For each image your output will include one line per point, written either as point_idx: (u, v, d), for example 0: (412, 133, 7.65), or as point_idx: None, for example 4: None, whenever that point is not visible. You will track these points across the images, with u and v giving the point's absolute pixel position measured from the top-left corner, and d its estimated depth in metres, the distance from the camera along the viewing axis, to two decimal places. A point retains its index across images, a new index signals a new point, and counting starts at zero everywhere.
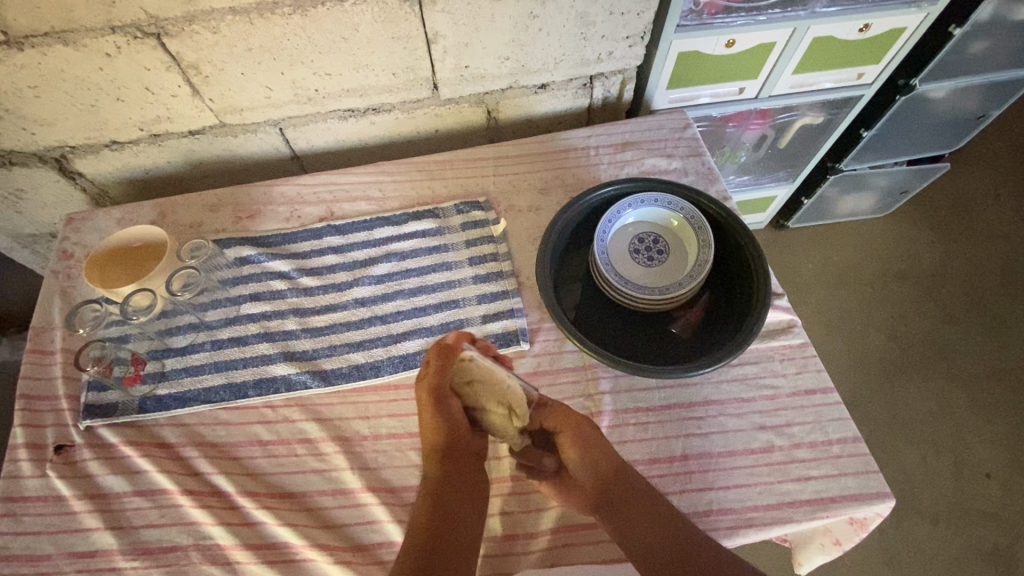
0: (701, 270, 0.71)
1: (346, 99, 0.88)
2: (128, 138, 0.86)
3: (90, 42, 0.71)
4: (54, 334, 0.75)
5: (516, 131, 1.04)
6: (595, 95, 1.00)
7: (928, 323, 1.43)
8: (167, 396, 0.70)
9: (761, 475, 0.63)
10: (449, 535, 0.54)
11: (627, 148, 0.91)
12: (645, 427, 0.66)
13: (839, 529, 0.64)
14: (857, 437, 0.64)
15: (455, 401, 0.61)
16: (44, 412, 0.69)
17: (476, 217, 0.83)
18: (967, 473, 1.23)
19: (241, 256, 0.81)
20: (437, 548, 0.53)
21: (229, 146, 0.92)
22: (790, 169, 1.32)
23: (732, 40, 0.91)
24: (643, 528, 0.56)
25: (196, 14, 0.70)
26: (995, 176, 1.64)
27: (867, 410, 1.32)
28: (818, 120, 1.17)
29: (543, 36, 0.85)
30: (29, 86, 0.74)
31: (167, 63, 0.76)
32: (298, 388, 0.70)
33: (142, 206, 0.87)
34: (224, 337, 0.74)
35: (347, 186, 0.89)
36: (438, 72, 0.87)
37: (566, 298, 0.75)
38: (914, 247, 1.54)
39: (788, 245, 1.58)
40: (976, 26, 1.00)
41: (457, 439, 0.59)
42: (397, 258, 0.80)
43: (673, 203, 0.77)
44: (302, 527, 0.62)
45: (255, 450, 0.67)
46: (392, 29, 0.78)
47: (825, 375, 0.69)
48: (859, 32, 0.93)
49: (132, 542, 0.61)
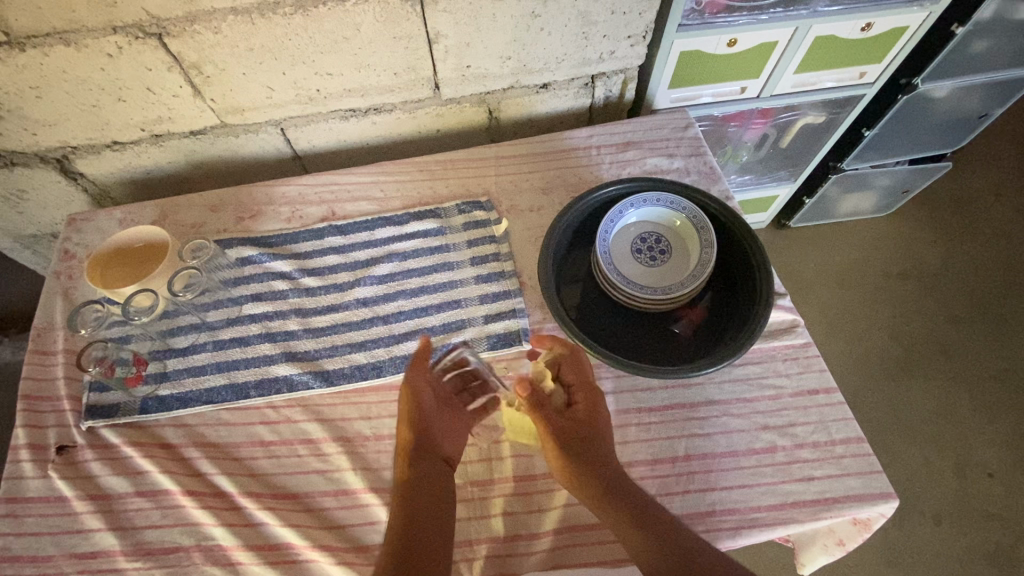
0: (703, 270, 0.71)
1: (347, 99, 0.88)
2: (129, 139, 0.86)
3: (92, 42, 0.71)
4: (56, 335, 0.75)
5: (517, 130, 1.04)
6: (596, 95, 1.00)
7: (930, 323, 1.42)
8: (169, 396, 0.70)
9: (764, 475, 0.62)
10: (416, 532, 0.54)
11: (629, 147, 0.91)
12: (648, 428, 0.66)
13: (842, 529, 0.63)
14: (860, 437, 0.64)
15: (427, 393, 0.64)
16: (46, 412, 0.69)
17: (477, 217, 0.83)
18: (969, 473, 1.23)
19: (243, 256, 0.81)
20: (404, 542, 0.53)
21: (231, 146, 0.92)
22: (792, 168, 1.32)
23: (735, 39, 0.90)
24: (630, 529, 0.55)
25: (198, 14, 0.70)
26: (997, 176, 1.64)
27: (869, 410, 1.32)
28: (821, 119, 1.17)
29: (545, 35, 0.84)
30: (31, 87, 0.74)
31: (169, 64, 0.76)
32: (299, 388, 0.70)
33: (143, 206, 0.87)
34: (226, 338, 0.74)
35: (348, 186, 0.89)
36: (440, 72, 0.86)
37: (568, 298, 0.75)
38: (916, 246, 1.54)
39: (789, 244, 1.58)
40: (978, 25, 1.00)
41: (424, 433, 0.61)
42: (398, 258, 0.80)
43: (676, 202, 0.77)
44: (304, 527, 0.62)
45: (257, 450, 0.67)
46: (394, 30, 0.78)
47: (828, 375, 0.69)
48: (860, 31, 0.93)
49: (135, 543, 0.61)
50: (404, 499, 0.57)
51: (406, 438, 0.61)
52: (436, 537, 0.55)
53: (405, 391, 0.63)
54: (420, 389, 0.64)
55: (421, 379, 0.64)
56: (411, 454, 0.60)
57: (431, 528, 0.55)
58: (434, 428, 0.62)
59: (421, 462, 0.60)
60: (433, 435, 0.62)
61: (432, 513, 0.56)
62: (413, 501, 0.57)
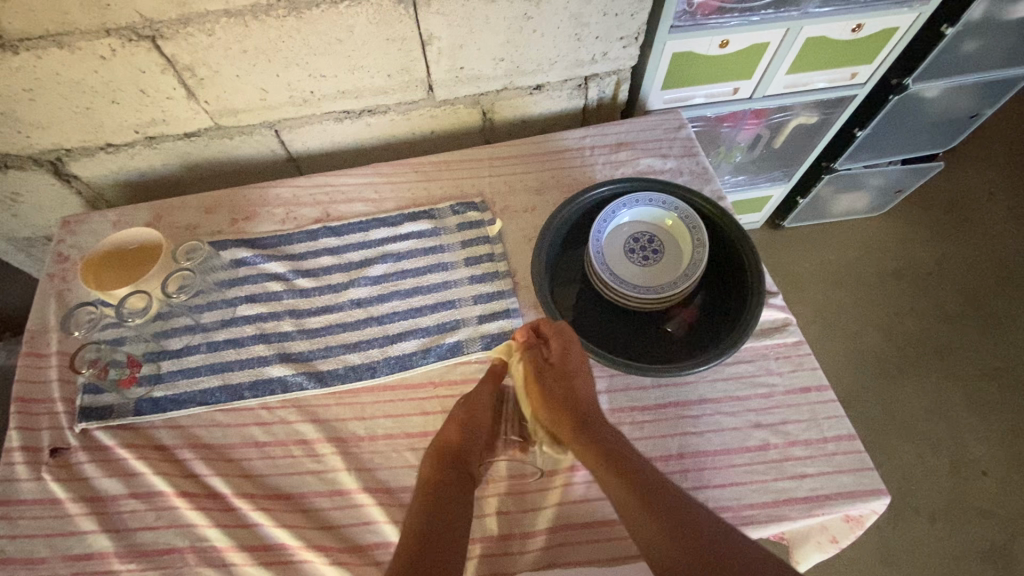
0: (695, 269, 0.71)
1: (341, 101, 0.88)
2: (124, 141, 0.86)
3: (85, 45, 0.71)
4: (49, 337, 0.75)
5: (512, 131, 1.04)
6: (590, 96, 1.00)
7: (925, 321, 1.43)
8: (163, 398, 0.70)
9: (757, 473, 0.63)
10: (437, 535, 0.55)
11: (622, 148, 0.91)
12: (641, 426, 0.66)
13: (835, 526, 0.64)
14: (851, 434, 0.65)
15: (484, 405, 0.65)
16: (39, 415, 0.69)
17: (472, 217, 0.83)
18: (965, 471, 1.24)
19: (237, 258, 0.81)
20: (421, 540, 0.54)
21: (225, 148, 0.92)
22: (785, 168, 1.33)
23: (726, 40, 0.91)
24: (642, 510, 0.53)
25: (191, 17, 0.70)
26: (990, 175, 1.65)
27: (865, 409, 1.32)
28: (813, 120, 1.17)
29: (537, 37, 0.85)
30: (25, 89, 0.74)
31: (163, 66, 0.76)
32: (294, 389, 0.70)
33: (137, 208, 0.87)
34: (220, 339, 0.74)
35: (343, 187, 0.89)
36: (433, 73, 0.87)
37: (563, 298, 0.75)
38: (911, 246, 1.55)
39: (785, 244, 1.58)
40: (968, 26, 1.01)
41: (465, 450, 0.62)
42: (393, 259, 0.81)
43: (668, 203, 0.77)
44: (299, 528, 0.62)
45: (252, 451, 0.67)
46: (387, 31, 0.78)
47: (819, 373, 0.69)
48: (851, 32, 0.94)
49: (129, 545, 0.61)
50: (431, 494, 0.58)
51: (449, 442, 0.62)
52: (449, 536, 0.55)
53: (469, 398, 0.66)
54: (477, 398, 0.66)
55: (486, 390, 0.67)
56: (449, 456, 0.61)
57: (450, 533, 0.55)
58: (475, 445, 0.63)
59: (452, 467, 0.60)
60: (472, 452, 0.62)
61: (450, 516, 0.57)
62: (436, 506, 0.57)
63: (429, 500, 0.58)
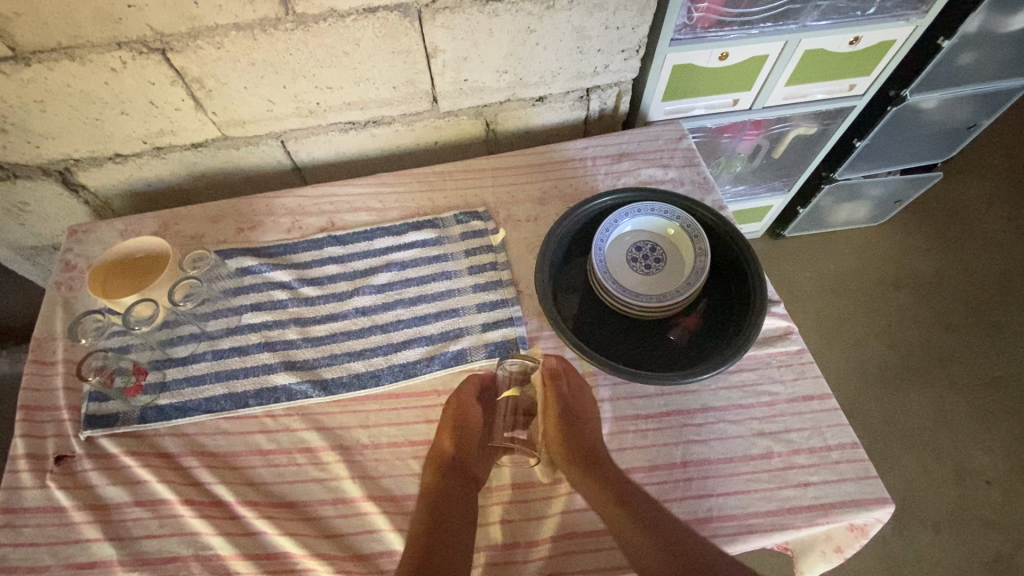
0: (698, 277, 0.72)
1: (346, 112, 0.89)
2: (132, 151, 0.87)
3: (97, 57, 0.72)
4: (55, 345, 0.76)
5: (515, 142, 1.05)
6: (592, 107, 1.02)
7: (926, 331, 1.43)
8: (169, 406, 0.70)
9: (761, 481, 0.63)
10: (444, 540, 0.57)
11: (624, 158, 0.92)
12: (645, 435, 0.66)
13: (840, 536, 0.64)
14: (855, 442, 0.65)
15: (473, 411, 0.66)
16: (44, 422, 0.69)
17: (475, 226, 0.84)
18: (968, 481, 1.23)
19: (242, 266, 0.82)
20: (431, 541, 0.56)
21: (232, 158, 0.93)
22: (785, 179, 1.34)
23: (726, 53, 0.92)
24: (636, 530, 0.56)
25: (201, 30, 0.72)
26: (989, 185, 1.66)
27: (868, 418, 1.32)
28: (813, 131, 1.19)
29: (541, 50, 0.86)
30: (36, 101, 0.75)
31: (172, 78, 0.77)
32: (298, 398, 0.71)
33: (144, 217, 0.88)
34: (225, 347, 0.74)
35: (347, 197, 0.90)
36: (438, 85, 0.88)
37: (565, 306, 0.76)
38: (912, 256, 1.55)
39: (787, 254, 1.59)
40: (965, 39, 1.02)
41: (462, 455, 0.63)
42: (397, 268, 0.81)
43: (669, 212, 0.78)
44: (302, 536, 0.62)
45: (256, 459, 0.67)
46: (392, 44, 0.79)
47: (822, 381, 0.70)
48: (849, 45, 0.95)
49: (132, 553, 0.61)
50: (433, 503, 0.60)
51: (443, 448, 0.63)
52: (456, 542, 0.57)
53: (456, 401, 0.67)
54: (468, 400, 0.67)
55: (471, 392, 0.67)
56: (443, 465, 0.62)
57: (457, 540, 0.57)
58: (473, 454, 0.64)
59: (451, 474, 0.62)
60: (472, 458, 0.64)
61: (454, 527, 0.58)
62: (437, 512, 0.59)
63: (431, 507, 0.59)
